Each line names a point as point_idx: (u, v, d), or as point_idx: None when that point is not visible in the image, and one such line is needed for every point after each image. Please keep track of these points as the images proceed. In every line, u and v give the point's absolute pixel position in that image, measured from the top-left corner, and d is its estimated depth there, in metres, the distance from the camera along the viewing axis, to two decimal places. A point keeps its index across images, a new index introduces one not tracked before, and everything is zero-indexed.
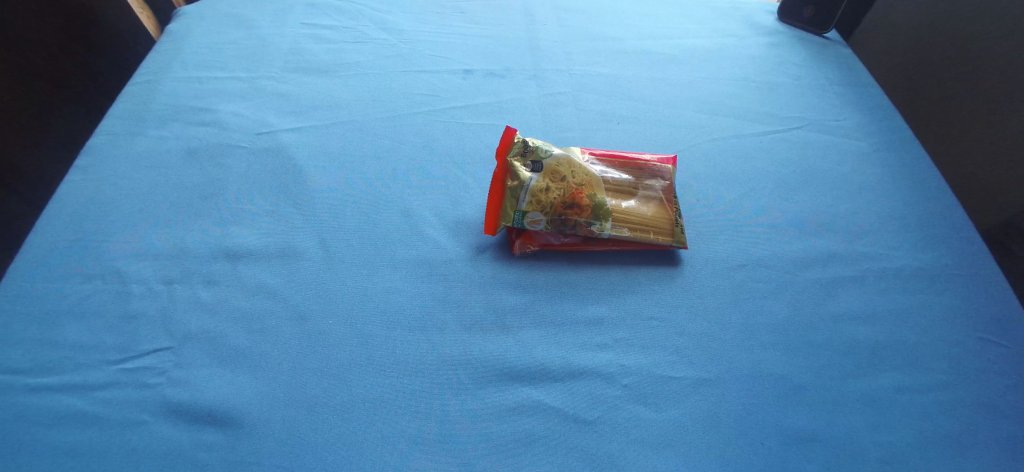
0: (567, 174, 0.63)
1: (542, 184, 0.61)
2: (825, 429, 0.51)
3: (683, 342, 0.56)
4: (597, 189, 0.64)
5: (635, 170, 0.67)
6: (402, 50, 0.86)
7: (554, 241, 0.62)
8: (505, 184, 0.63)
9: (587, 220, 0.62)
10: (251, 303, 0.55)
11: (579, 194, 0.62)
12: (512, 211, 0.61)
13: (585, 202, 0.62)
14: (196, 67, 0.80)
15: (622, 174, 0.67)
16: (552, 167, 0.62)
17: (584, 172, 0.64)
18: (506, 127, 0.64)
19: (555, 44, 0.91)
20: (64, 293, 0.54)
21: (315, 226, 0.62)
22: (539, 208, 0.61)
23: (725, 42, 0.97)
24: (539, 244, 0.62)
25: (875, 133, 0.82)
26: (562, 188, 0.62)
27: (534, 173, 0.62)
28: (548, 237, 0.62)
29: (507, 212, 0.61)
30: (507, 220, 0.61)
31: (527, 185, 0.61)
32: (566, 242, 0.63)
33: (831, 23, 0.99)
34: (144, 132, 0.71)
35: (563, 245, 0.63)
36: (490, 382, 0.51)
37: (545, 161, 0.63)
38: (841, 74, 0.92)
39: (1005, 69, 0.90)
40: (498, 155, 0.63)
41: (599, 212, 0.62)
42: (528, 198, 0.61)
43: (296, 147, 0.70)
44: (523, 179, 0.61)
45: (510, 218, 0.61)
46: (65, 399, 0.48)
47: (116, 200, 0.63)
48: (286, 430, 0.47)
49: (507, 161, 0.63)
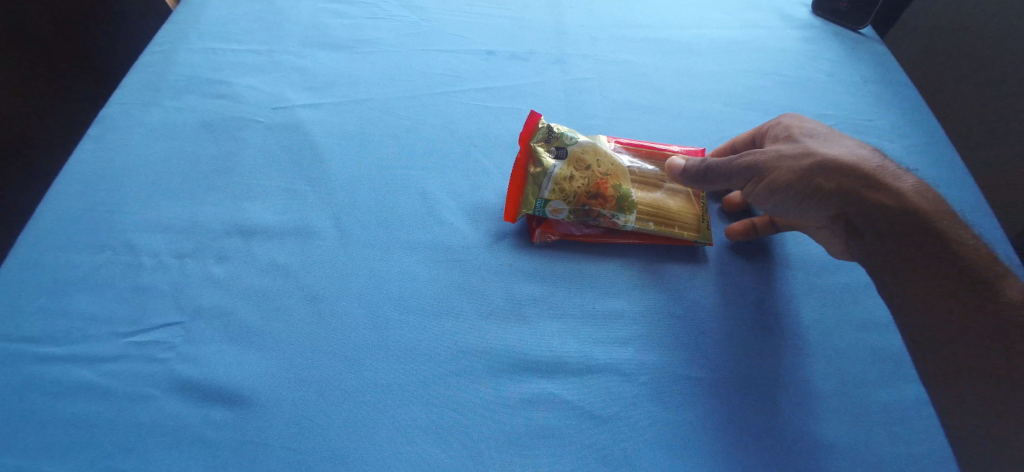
0: (592, 163, 0.61)
1: (565, 172, 0.60)
2: (844, 437, 0.50)
3: (704, 341, 0.54)
4: (622, 179, 0.62)
5: (661, 162, 0.65)
6: (424, 28, 0.83)
7: (575, 230, 0.61)
8: (527, 170, 0.61)
9: (610, 211, 0.60)
10: (263, 281, 0.54)
11: (603, 184, 0.60)
12: (533, 198, 0.59)
13: (609, 193, 0.60)
14: (212, 39, 0.77)
15: (647, 165, 0.65)
16: (576, 155, 0.61)
17: (610, 162, 0.62)
18: (531, 112, 0.61)
19: (583, 28, 0.87)
20: (76, 263, 0.54)
21: (329, 205, 0.61)
22: (561, 197, 0.59)
23: (758, 34, 0.93)
24: (560, 234, 0.60)
25: (910, 135, 0.79)
26: (586, 177, 0.60)
27: (557, 160, 0.60)
28: (568, 227, 0.61)
29: (528, 199, 0.60)
30: (527, 208, 0.59)
31: (551, 173, 0.59)
32: (587, 233, 0.61)
33: (868, 19, 0.94)
34: (157, 102, 0.69)
35: (584, 236, 0.61)
36: (505, 373, 0.50)
37: (570, 148, 0.61)
38: (875, 72, 0.88)
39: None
40: (522, 140, 0.61)
41: (624, 203, 0.60)
42: (550, 186, 0.59)
43: (312, 124, 0.69)
44: (547, 166, 0.59)
45: (530, 206, 0.59)
46: (76, 371, 0.48)
47: (129, 170, 0.62)
48: (297, 412, 0.46)
49: (531, 146, 0.61)
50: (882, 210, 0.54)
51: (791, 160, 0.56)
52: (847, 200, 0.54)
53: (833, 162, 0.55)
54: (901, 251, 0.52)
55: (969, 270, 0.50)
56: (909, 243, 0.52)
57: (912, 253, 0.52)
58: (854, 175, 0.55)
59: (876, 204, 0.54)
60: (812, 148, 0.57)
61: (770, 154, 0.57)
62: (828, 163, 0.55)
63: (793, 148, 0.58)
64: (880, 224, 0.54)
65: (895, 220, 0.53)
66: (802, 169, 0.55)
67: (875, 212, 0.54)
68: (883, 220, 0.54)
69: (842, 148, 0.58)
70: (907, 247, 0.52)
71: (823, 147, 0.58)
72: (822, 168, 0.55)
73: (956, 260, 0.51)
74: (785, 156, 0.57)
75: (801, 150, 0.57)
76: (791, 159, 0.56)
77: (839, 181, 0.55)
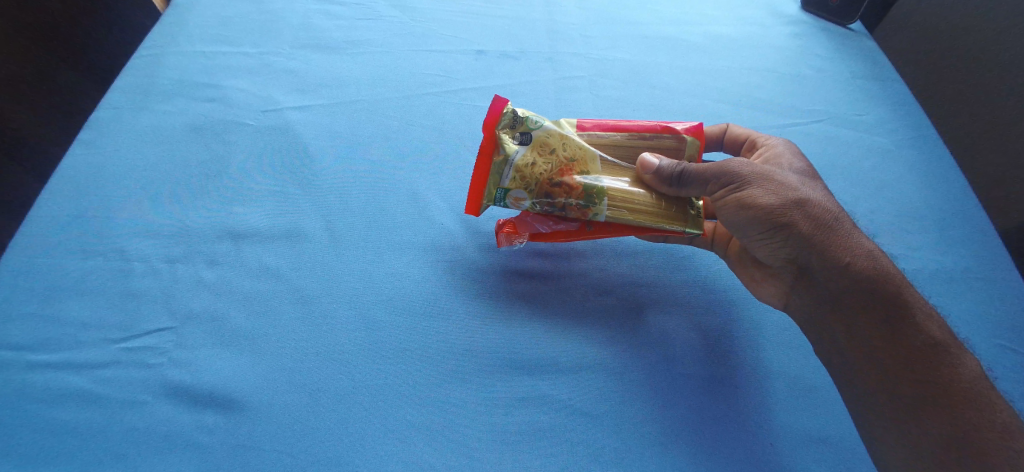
0: (558, 147, 0.55)
1: (528, 158, 0.54)
2: (833, 430, 0.51)
3: (694, 337, 0.55)
4: (591, 165, 0.55)
5: (640, 143, 0.58)
6: (415, 29, 0.82)
7: (542, 229, 0.57)
8: (490, 157, 0.55)
9: (576, 201, 0.54)
10: (254, 285, 0.54)
11: (568, 171, 0.54)
12: (495, 189, 0.55)
13: (575, 181, 0.54)
14: (202, 41, 0.77)
15: (626, 147, 0.57)
16: (541, 139, 0.55)
17: (577, 145, 0.56)
18: (494, 95, 0.55)
19: (574, 26, 0.87)
20: (66, 269, 0.54)
21: (319, 207, 0.61)
22: (523, 186, 0.54)
23: (749, 30, 0.93)
24: (525, 234, 0.58)
25: (899, 129, 0.80)
26: (551, 163, 0.54)
27: (521, 145, 0.54)
28: (535, 226, 0.57)
29: (489, 189, 0.55)
30: (489, 200, 0.55)
31: (513, 160, 0.54)
32: (555, 229, 0.57)
33: (857, 13, 0.94)
34: (147, 106, 0.68)
35: (553, 234, 0.57)
36: (497, 372, 0.50)
37: (535, 132, 0.55)
38: (864, 67, 0.89)
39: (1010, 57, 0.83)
40: (486, 125, 0.55)
41: (593, 191, 0.54)
42: (511, 174, 0.54)
43: (302, 126, 0.68)
44: (509, 152, 0.54)
45: (491, 197, 0.55)
46: (67, 378, 0.48)
47: (118, 175, 0.61)
48: (290, 415, 0.47)
49: (494, 131, 0.55)
50: (846, 254, 0.51)
51: (774, 185, 0.52)
52: (815, 237, 0.51)
53: (809, 201, 0.52)
54: (856, 298, 0.50)
55: (921, 332, 0.48)
56: (869, 294, 0.50)
57: (865, 302, 0.50)
58: (823, 218, 0.52)
59: (845, 250, 0.51)
60: (794, 180, 0.54)
61: (754, 170, 0.52)
62: (804, 199, 0.52)
63: (778, 174, 0.53)
64: (844, 268, 0.51)
65: (857, 266, 0.51)
66: (783, 197, 0.52)
67: (842, 257, 0.51)
68: (846, 263, 0.51)
69: (819, 191, 0.55)
70: (865, 292, 0.50)
71: (803, 183, 0.54)
72: (799, 202, 0.52)
73: (910, 317, 0.49)
74: (770, 180, 0.52)
75: (786, 179, 0.53)
76: (775, 184, 0.52)
77: (812, 217, 0.51)
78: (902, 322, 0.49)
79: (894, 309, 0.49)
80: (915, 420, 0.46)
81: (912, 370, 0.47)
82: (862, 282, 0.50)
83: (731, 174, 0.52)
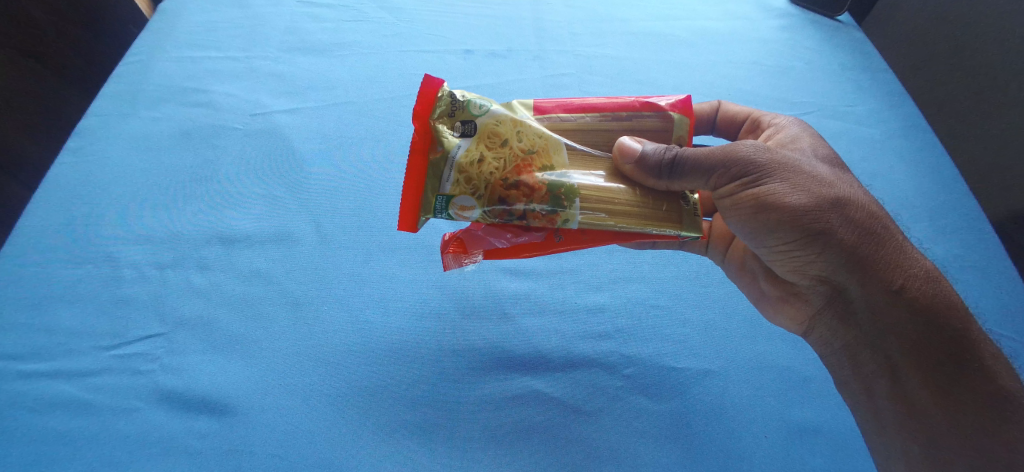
0: (510, 137, 0.46)
1: (473, 153, 0.45)
2: (828, 422, 0.51)
3: (687, 333, 0.55)
4: (555, 157, 0.46)
5: (615, 124, 0.49)
6: (403, 30, 0.82)
7: (499, 243, 0.49)
8: (425, 156, 0.46)
9: (539, 205, 0.45)
10: (245, 289, 0.54)
11: (526, 166, 0.45)
12: (433, 196, 0.45)
13: (534, 179, 0.45)
14: (189, 46, 0.76)
15: (598, 130, 0.49)
16: (488, 129, 0.45)
17: (535, 133, 0.46)
18: (426, 75, 0.46)
19: (562, 24, 0.87)
20: (55, 277, 0.54)
21: (309, 210, 0.61)
22: (468, 190, 0.45)
23: (737, 25, 0.93)
24: (478, 252, 0.49)
25: (888, 120, 0.80)
26: (503, 158, 0.45)
27: (463, 137, 0.45)
28: (490, 241, 0.49)
29: (428, 196, 0.45)
30: (428, 212, 0.45)
31: (453, 156, 0.45)
32: (515, 242, 0.49)
33: (844, 6, 0.94)
34: (135, 113, 0.68)
35: (513, 247, 0.49)
36: (489, 371, 0.50)
37: (479, 119, 0.46)
38: (853, 59, 0.89)
39: (1013, 39, 0.79)
40: (417, 114, 0.46)
41: (561, 191, 0.45)
42: (453, 175, 0.45)
43: (291, 129, 0.68)
44: (448, 147, 0.45)
45: (432, 207, 0.45)
46: (58, 386, 0.48)
47: (105, 182, 0.61)
48: (281, 420, 0.47)
49: (428, 122, 0.46)
50: (886, 263, 0.43)
51: (798, 178, 0.44)
52: (849, 244, 0.43)
53: (842, 198, 0.44)
54: (896, 316, 0.42)
55: (971, 354, 0.41)
56: (912, 311, 0.42)
57: (908, 321, 0.42)
58: (859, 220, 0.44)
59: (881, 254, 0.43)
60: (825, 174, 0.45)
61: (772, 159, 0.45)
62: (836, 196, 0.44)
63: (805, 166, 0.45)
64: (880, 277, 0.43)
65: (899, 279, 0.43)
66: (810, 193, 0.44)
67: (879, 263, 0.43)
68: (886, 273, 0.43)
69: (853, 184, 0.47)
70: (907, 306, 0.42)
71: (836, 176, 0.46)
72: (829, 200, 0.44)
73: (960, 336, 0.42)
74: (794, 171, 0.44)
75: (815, 173, 0.45)
76: (801, 177, 0.44)
77: (845, 218, 0.43)
78: (952, 343, 0.41)
79: (941, 328, 0.42)
80: (951, 447, 0.40)
81: (961, 401, 0.41)
82: (905, 297, 0.42)
83: (744, 163, 0.44)
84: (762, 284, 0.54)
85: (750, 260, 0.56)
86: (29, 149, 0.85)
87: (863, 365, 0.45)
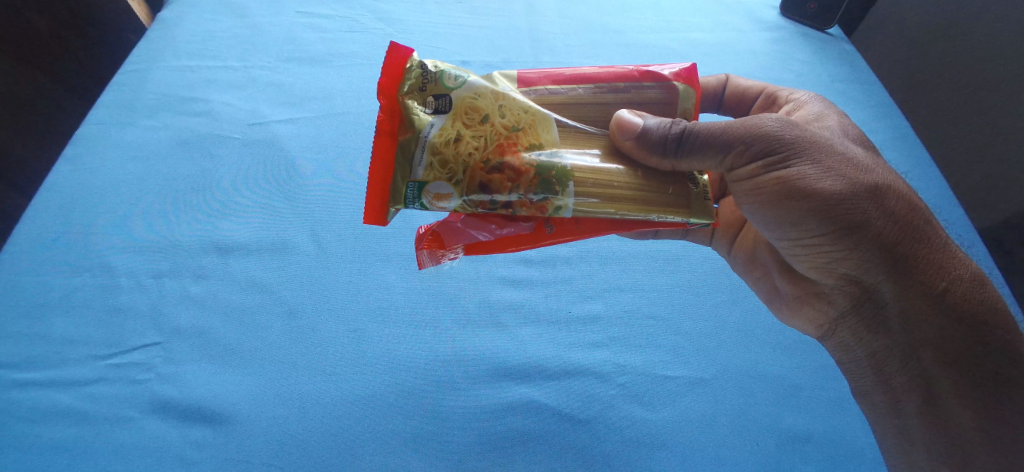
0: (490, 112, 0.44)
1: (448, 132, 0.43)
2: (819, 429, 0.52)
3: (679, 341, 0.55)
4: (544, 134, 0.45)
5: (611, 96, 0.48)
6: (400, 40, 0.83)
7: (483, 236, 0.48)
8: (394, 137, 0.44)
9: (529, 192, 0.43)
10: (242, 297, 0.54)
11: (510, 145, 0.44)
12: (404, 183, 0.43)
13: (520, 160, 0.43)
14: (188, 56, 0.77)
15: (594, 102, 0.48)
16: (464, 104, 0.44)
17: (520, 107, 0.45)
18: (392, 44, 0.45)
19: (558, 35, 0.88)
20: (52, 287, 0.54)
21: (306, 219, 0.61)
22: (444, 175, 0.43)
23: (729, 36, 0.95)
24: (456, 246, 0.48)
25: (877, 130, 0.82)
26: (483, 136, 0.43)
27: (436, 114, 0.43)
28: (470, 234, 0.48)
29: (398, 182, 0.44)
30: (399, 202, 0.44)
31: (425, 135, 0.43)
32: (499, 234, 0.47)
33: (833, 19, 0.96)
34: (134, 121, 0.69)
35: (500, 238, 0.48)
36: (484, 379, 0.51)
37: (456, 92, 0.44)
38: (842, 71, 0.91)
39: None
40: (382, 91, 0.44)
41: (551, 174, 0.43)
42: (426, 158, 0.43)
43: (288, 139, 0.69)
44: (420, 125, 0.43)
45: (403, 195, 0.43)
46: (54, 395, 0.48)
47: (103, 192, 0.61)
48: (277, 430, 0.47)
49: (396, 99, 0.44)
50: (923, 255, 0.43)
51: (829, 160, 0.43)
52: (886, 235, 0.42)
53: (880, 187, 0.43)
54: (930, 314, 0.42)
55: (1004, 357, 0.41)
56: (947, 308, 0.42)
57: (942, 320, 0.42)
58: (896, 210, 0.43)
59: (919, 246, 0.43)
60: (863, 159, 0.45)
61: (801, 137, 0.44)
62: (873, 183, 0.43)
63: (840, 151, 0.44)
64: (915, 270, 0.42)
65: (942, 282, 0.42)
66: (843, 178, 0.43)
67: (914, 256, 0.42)
68: (921, 266, 0.42)
69: (890, 171, 0.46)
70: (941, 302, 0.42)
71: (872, 161, 0.45)
72: (864, 185, 0.43)
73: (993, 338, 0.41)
74: (825, 153, 0.43)
75: (851, 158, 0.44)
76: (835, 160, 0.43)
77: (880, 206, 0.42)
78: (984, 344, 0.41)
79: (977, 331, 0.41)
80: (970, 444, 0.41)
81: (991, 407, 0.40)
82: (945, 299, 0.42)
83: (770, 141, 0.43)
84: (778, 279, 0.55)
85: (761, 250, 0.56)
86: (27, 156, 0.85)
87: (884, 356, 0.45)
